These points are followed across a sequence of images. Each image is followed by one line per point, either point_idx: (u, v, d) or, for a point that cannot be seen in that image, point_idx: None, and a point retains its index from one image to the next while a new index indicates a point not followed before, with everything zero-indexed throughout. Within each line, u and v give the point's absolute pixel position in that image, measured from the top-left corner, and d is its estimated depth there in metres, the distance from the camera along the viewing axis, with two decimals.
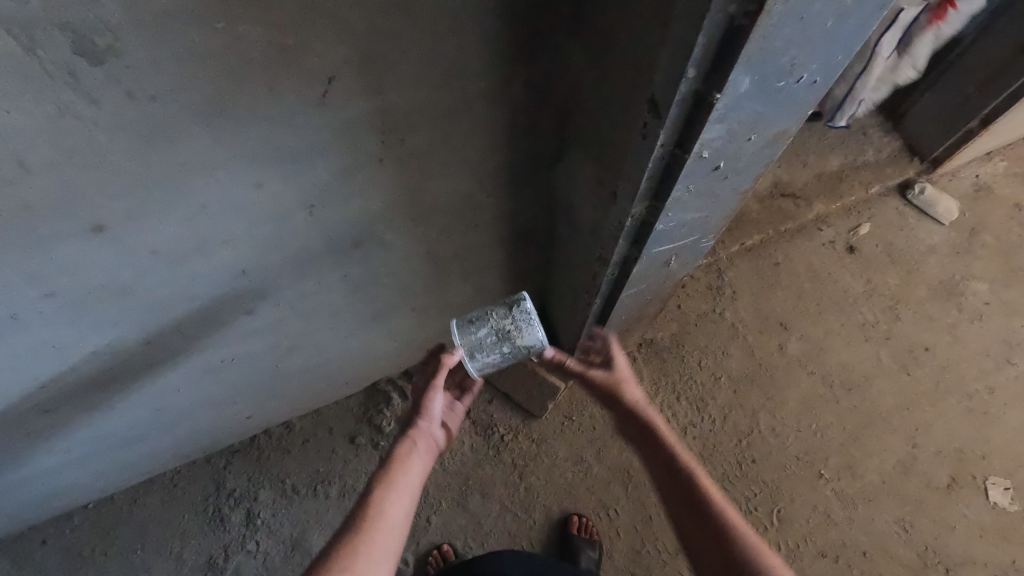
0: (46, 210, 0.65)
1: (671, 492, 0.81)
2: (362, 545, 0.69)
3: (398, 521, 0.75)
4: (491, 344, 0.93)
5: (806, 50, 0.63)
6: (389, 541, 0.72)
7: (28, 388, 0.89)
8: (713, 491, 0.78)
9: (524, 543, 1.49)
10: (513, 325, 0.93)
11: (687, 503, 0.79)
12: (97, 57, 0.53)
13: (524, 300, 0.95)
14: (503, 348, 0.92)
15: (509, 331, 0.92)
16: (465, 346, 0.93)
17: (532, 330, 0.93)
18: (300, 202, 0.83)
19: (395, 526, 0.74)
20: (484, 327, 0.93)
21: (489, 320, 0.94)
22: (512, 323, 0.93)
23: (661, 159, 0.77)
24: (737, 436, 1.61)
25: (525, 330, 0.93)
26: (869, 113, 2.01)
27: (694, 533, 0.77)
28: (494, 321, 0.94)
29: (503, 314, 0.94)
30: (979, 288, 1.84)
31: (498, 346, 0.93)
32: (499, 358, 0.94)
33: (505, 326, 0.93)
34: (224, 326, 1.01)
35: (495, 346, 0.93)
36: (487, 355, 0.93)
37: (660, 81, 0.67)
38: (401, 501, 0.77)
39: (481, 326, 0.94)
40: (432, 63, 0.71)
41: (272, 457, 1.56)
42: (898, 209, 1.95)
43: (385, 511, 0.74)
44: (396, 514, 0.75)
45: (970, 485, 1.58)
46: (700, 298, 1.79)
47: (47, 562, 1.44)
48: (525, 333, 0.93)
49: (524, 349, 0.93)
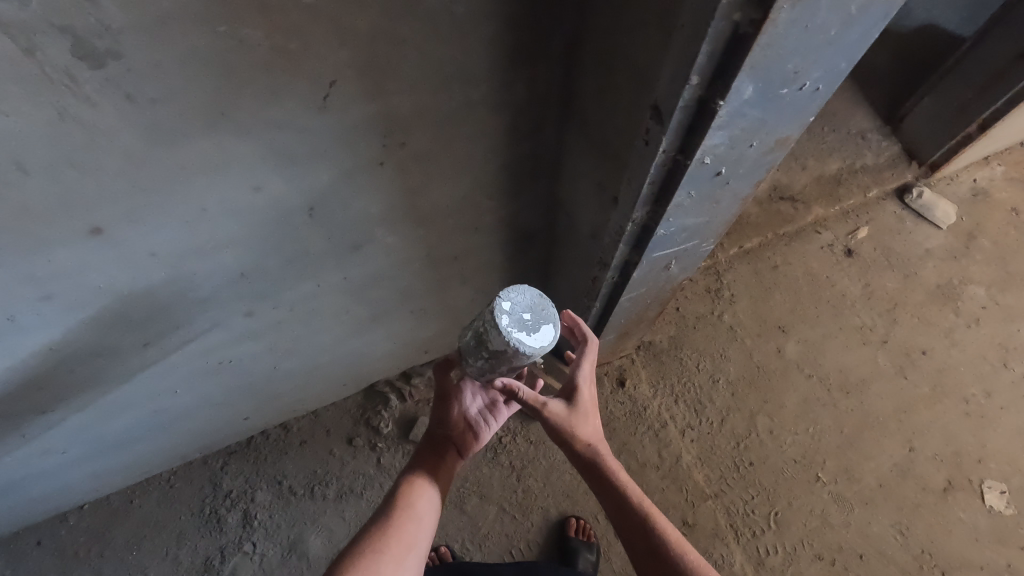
0: (44, 212, 0.64)
1: (631, 536, 0.86)
2: (395, 531, 0.84)
3: (426, 511, 0.89)
4: (473, 349, 0.87)
5: (810, 58, 0.63)
6: (418, 527, 0.86)
7: (25, 388, 0.89)
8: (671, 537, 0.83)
9: (521, 545, 1.49)
10: (485, 329, 0.83)
11: (646, 548, 0.84)
12: (97, 60, 0.53)
13: (501, 299, 0.83)
14: (481, 353, 0.85)
15: (481, 336, 0.84)
16: (461, 349, 0.92)
17: (497, 336, 0.81)
18: (301, 205, 0.82)
19: (424, 515, 0.89)
20: (469, 330, 0.88)
21: (474, 322, 0.87)
22: (485, 326, 0.83)
23: (663, 165, 0.77)
24: (735, 439, 1.61)
25: (494, 335, 0.82)
26: (868, 117, 2.02)
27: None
28: (475, 324, 0.86)
29: (482, 316, 0.85)
30: (976, 292, 1.85)
31: (478, 351, 0.86)
32: (484, 363, 0.87)
33: (479, 329, 0.84)
34: (223, 327, 1.00)
35: (476, 352, 0.87)
36: (474, 360, 0.88)
37: (663, 87, 0.67)
38: (429, 496, 0.92)
39: (470, 329, 0.88)
40: (434, 67, 0.71)
41: (269, 458, 1.55)
42: (897, 212, 1.95)
43: (415, 504, 0.89)
44: (423, 506, 0.90)
45: (966, 488, 1.58)
46: (699, 300, 1.79)
47: (42, 562, 1.43)
48: (494, 339, 0.82)
49: (501, 354, 0.83)
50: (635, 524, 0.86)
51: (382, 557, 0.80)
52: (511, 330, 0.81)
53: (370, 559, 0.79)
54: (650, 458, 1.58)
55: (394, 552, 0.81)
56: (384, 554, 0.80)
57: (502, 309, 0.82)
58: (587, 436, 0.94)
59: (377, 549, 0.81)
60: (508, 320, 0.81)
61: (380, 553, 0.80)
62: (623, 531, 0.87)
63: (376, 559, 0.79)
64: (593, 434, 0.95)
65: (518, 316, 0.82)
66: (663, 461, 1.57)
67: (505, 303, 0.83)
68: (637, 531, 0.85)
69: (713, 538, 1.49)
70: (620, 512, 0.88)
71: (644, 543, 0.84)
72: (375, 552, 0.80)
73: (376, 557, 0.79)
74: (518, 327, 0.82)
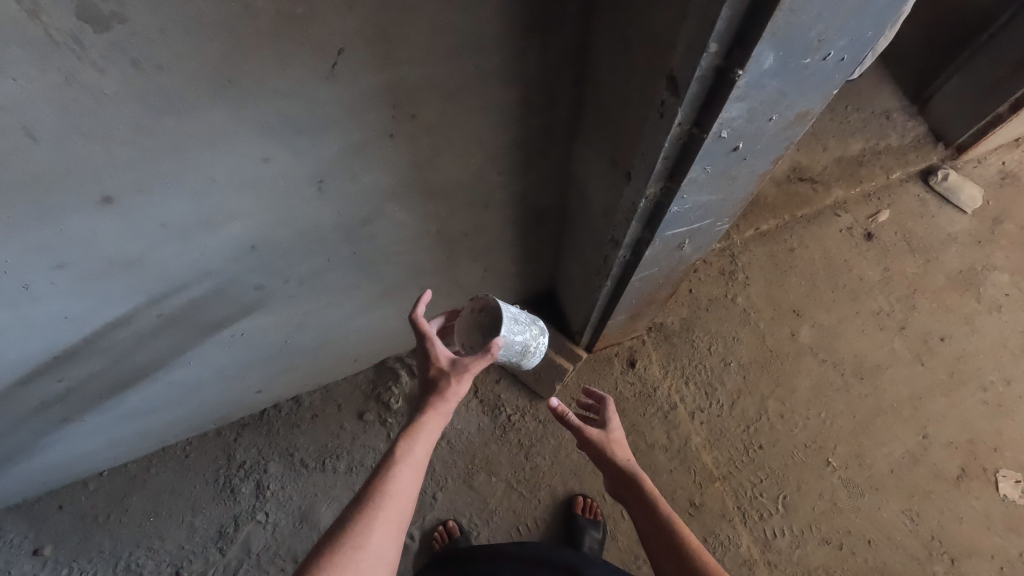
0: (55, 180, 0.65)
1: (658, 547, 0.87)
2: (377, 522, 0.71)
3: (410, 497, 0.76)
4: (514, 352, 0.98)
5: (835, 25, 0.61)
6: (402, 516, 0.74)
7: (41, 357, 0.91)
8: (695, 543, 0.84)
9: (528, 522, 1.49)
10: (532, 348, 1.04)
11: (670, 558, 0.85)
12: (102, 24, 0.52)
13: (541, 329, 1.07)
14: (515, 358, 1.03)
15: (528, 351, 1.03)
16: (505, 343, 0.93)
17: (536, 356, 1.07)
18: (310, 177, 0.82)
19: (407, 502, 0.76)
20: (523, 334, 0.98)
21: (528, 332, 0.99)
22: (532, 346, 1.04)
23: (678, 138, 0.75)
24: (745, 422, 1.60)
25: (532, 354, 1.06)
26: (893, 95, 1.95)
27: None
28: (529, 336, 1.02)
29: (534, 336, 1.03)
30: (1000, 279, 1.80)
31: (517, 357, 1.02)
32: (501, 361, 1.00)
33: (529, 346, 1.03)
34: (233, 300, 1.01)
35: (512, 354, 0.99)
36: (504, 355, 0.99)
37: (680, 55, 0.65)
38: (415, 477, 0.78)
39: (522, 333, 0.97)
40: (443, 35, 0.69)
41: (282, 430, 1.58)
42: (920, 195, 1.90)
43: (400, 489, 0.75)
44: (409, 491, 0.76)
45: (980, 476, 1.56)
46: (712, 282, 1.77)
47: (64, 526, 1.48)
48: (531, 356, 1.06)
49: (521, 365, 1.06)
50: (663, 536, 0.87)
51: (361, 555, 0.68)
52: (536, 353, 1.08)
53: (348, 557, 0.67)
54: (659, 438, 1.57)
55: (373, 547, 0.69)
56: (363, 551, 0.68)
57: (541, 341, 1.07)
58: (624, 457, 1.00)
59: (355, 543, 0.68)
60: (540, 347, 1.09)
61: (359, 549, 0.68)
62: (652, 546, 0.88)
63: (353, 557, 0.67)
64: (630, 454, 1.01)
65: (541, 341, 1.07)
66: (672, 442, 1.57)
67: (542, 330, 1.08)
68: (665, 543, 0.87)
69: (720, 520, 1.49)
70: (651, 525, 0.90)
71: (669, 553, 0.85)
72: (354, 547, 0.68)
73: (355, 555, 0.68)
74: (539, 349, 1.08)
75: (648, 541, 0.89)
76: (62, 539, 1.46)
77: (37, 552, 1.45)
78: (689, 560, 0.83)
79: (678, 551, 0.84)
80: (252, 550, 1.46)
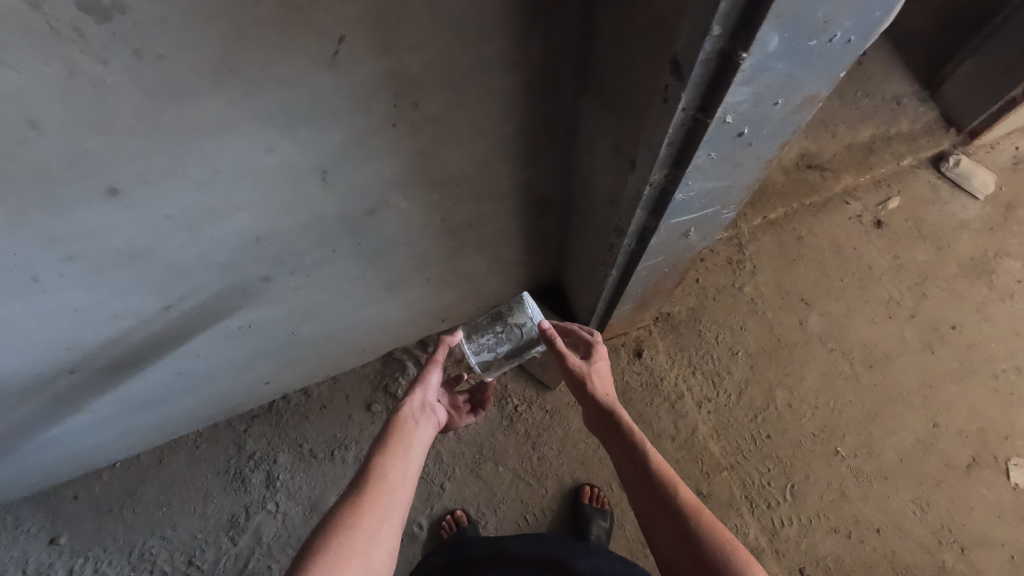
0: (61, 172, 0.65)
1: (634, 483, 0.86)
2: (368, 504, 0.72)
3: (400, 482, 0.78)
4: (486, 325, 1.08)
5: (841, 5, 0.59)
6: (396, 501, 0.75)
7: (52, 349, 0.92)
8: (672, 476, 0.82)
9: (535, 510, 1.50)
10: (509, 307, 1.07)
11: (647, 494, 0.83)
12: (103, 13, 0.52)
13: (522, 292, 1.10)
14: (496, 325, 1.06)
15: (502, 311, 1.07)
16: (466, 328, 1.09)
17: (525, 303, 1.05)
18: (312, 167, 0.82)
19: (399, 487, 0.77)
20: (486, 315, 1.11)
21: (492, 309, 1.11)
22: (507, 308, 1.07)
23: (682, 123, 0.74)
24: (752, 412, 1.59)
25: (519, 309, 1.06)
26: (906, 79, 1.92)
27: (652, 522, 0.81)
28: (497, 309, 1.09)
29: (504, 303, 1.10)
30: (1013, 266, 1.77)
31: (494, 326, 1.07)
32: (493, 339, 1.06)
33: (503, 310, 1.08)
34: (239, 291, 1.02)
35: (490, 327, 1.07)
36: (481, 334, 1.07)
37: (683, 39, 0.64)
38: (403, 464, 0.80)
39: (484, 315, 1.11)
40: (445, 22, 0.68)
41: (291, 422, 1.59)
42: (932, 182, 1.87)
43: (387, 473, 0.77)
44: (398, 476, 0.78)
45: (991, 465, 1.55)
46: (720, 272, 1.76)
47: (79, 515, 1.50)
48: (517, 308, 1.06)
49: (515, 322, 1.04)
50: (641, 471, 0.85)
51: (354, 533, 0.68)
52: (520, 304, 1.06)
53: (342, 537, 0.67)
54: (666, 428, 1.57)
55: (367, 528, 0.70)
56: (356, 530, 0.69)
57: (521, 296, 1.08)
58: (603, 391, 0.98)
59: (348, 524, 0.69)
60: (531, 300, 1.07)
61: (352, 529, 0.69)
62: (629, 482, 0.87)
63: (347, 536, 0.68)
64: (610, 391, 0.99)
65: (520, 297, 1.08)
66: (679, 432, 1.57)
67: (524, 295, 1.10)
68: (641, 478, 0.85)
69: (727, 508, 1.49)
70: (629, 461, 0.88)
71: (646, 488, 0.83)
72: (346, 528, 0.69)
73: (349, 534, 0.68)
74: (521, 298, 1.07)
75: (626, 476, 0.88)
76: (78, 529, 1.49)
77: (53, 541, 1.48)
78: (667, 494, 0.81)
79: (654, 485, 0.82)
80: (263, 539, 1.48)
